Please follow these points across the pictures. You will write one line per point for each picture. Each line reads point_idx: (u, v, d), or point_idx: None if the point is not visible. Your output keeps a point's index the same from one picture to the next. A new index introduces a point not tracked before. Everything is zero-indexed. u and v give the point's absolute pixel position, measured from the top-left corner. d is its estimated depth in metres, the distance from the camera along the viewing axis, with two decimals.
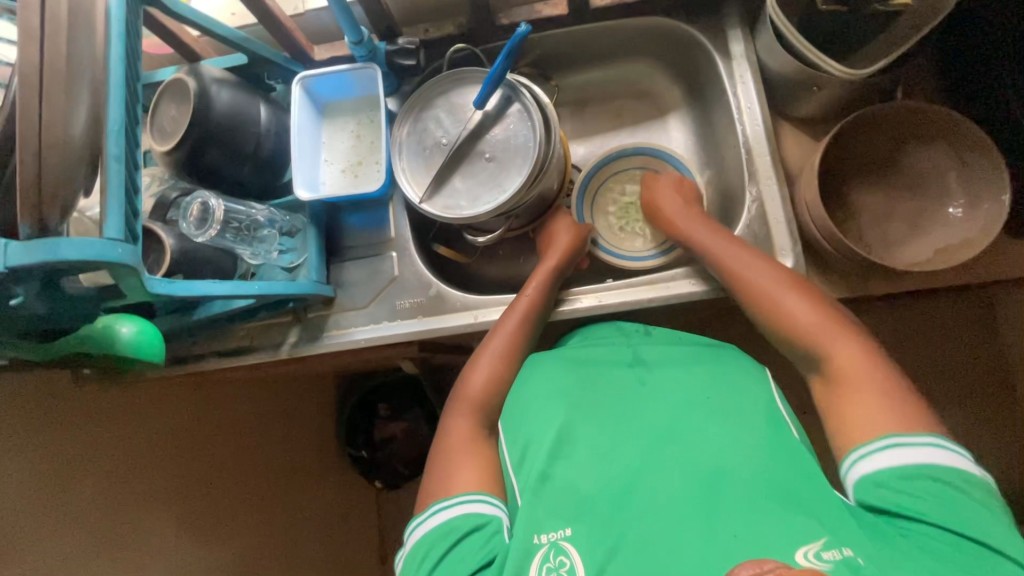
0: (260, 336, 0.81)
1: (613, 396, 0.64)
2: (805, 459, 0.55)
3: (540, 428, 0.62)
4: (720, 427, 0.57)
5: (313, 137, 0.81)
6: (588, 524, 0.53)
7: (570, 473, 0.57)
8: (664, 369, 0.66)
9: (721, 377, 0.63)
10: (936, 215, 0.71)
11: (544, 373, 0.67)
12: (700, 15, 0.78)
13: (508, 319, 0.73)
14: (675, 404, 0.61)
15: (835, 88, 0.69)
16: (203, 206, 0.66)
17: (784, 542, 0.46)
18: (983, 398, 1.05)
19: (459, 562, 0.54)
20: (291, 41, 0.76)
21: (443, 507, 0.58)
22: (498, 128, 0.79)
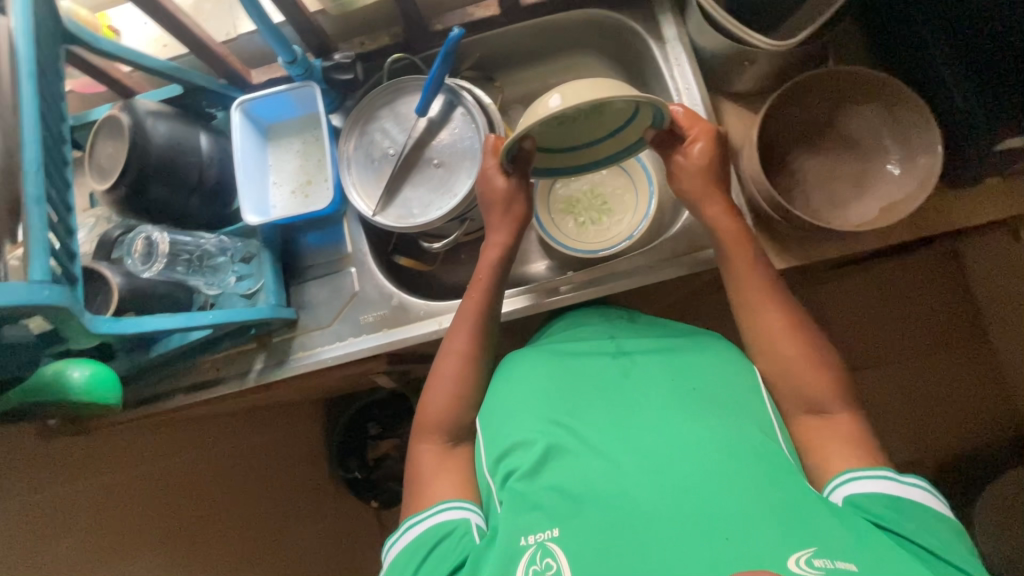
0: (225, 366, 0.79)
1: (595, 386, 0.65)
2: (781, 455, 0.55)
3: (524, 435, 0.61)
4: (715, 415, 0.58)
5: (259, 160, 0.80)
6: (578, 523, 0.51)
7: (558, 475, 0.56)
8: (648, 359, 0.67)
9: (706, 364, 0.65)
10: (876, 174, 0.73)
11: (526, 378, 0.67)
12: (632, 5, 0.80)
13: (459, 334, 0.70)
14: (661, 394, 0.62)
15: (767, 61, 0.70)
16: (146, 240, 0.66)
17: (777, 547, 0.45)
18: (958, 346, 1.08)
19: (435, 566, 0.55)
20: (225, 67, 0.75)
21: (418, 521, 0.60)
22: (443, 133, 0.79)
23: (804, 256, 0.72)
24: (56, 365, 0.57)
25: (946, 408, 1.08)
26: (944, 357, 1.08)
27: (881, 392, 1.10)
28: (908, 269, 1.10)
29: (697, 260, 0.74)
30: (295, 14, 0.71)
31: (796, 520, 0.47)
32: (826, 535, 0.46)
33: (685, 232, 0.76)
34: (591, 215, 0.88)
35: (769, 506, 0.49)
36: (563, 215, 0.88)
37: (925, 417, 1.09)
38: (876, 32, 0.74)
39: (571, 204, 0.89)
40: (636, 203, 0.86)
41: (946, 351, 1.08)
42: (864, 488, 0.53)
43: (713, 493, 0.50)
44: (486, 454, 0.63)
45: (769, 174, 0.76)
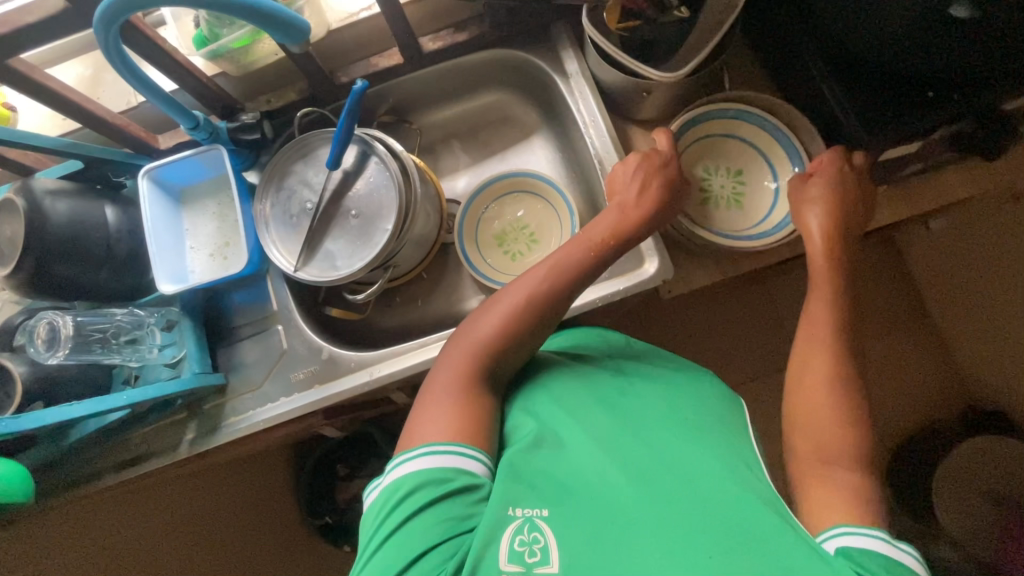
0: (155, 440, 0.77)
1: (597, 392, 0.64)
2: (754, 476, 0.53)
3: (527, 420, 0.62)
4: (702, 443, 0.56)
5: (175, 226, 0.79)
6: (567, 509, 0.51)
7: (555, 464, 0.56)
8: (644, 382, 0.67)
9: (688, 398, 0.64)
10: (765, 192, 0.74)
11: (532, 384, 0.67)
12: (533, 44, 0.82)
13: (494, 312, 0.65)
14: (660, 414, 0.61)
15: (662, 91, 0.73)
16: (50, 326, 0.63)
17: (750, 565, 0.44)
18: (902, 327, 1.12)
19: (429, 522, 0.51)
20: (128, 136, 0.74)
21: (429, 453, 0.55)
22: (360, 182, 0.79)
23: (722, 272, 0.74)
24: None
25: (899, 387, 1.12)
26: (892, 340, 1.12)
27: None
28: None
29: (618, 285, 0.74)
30: (192, 82, 0.71)
31: (757, 532, 0.46)
32: (786, 555, 0.45)
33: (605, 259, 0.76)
34: (520, 247, 0.89)
35: (737, 521, 0.48)
36: (491, 247, 0.89)
37: (881, 400, 1.12)
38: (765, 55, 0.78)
39: (500, 234, 0.89)
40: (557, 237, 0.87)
41: (890, 335, 1.12)
42: (861, 543, 0.47)
43: (704, 503, 0.50)
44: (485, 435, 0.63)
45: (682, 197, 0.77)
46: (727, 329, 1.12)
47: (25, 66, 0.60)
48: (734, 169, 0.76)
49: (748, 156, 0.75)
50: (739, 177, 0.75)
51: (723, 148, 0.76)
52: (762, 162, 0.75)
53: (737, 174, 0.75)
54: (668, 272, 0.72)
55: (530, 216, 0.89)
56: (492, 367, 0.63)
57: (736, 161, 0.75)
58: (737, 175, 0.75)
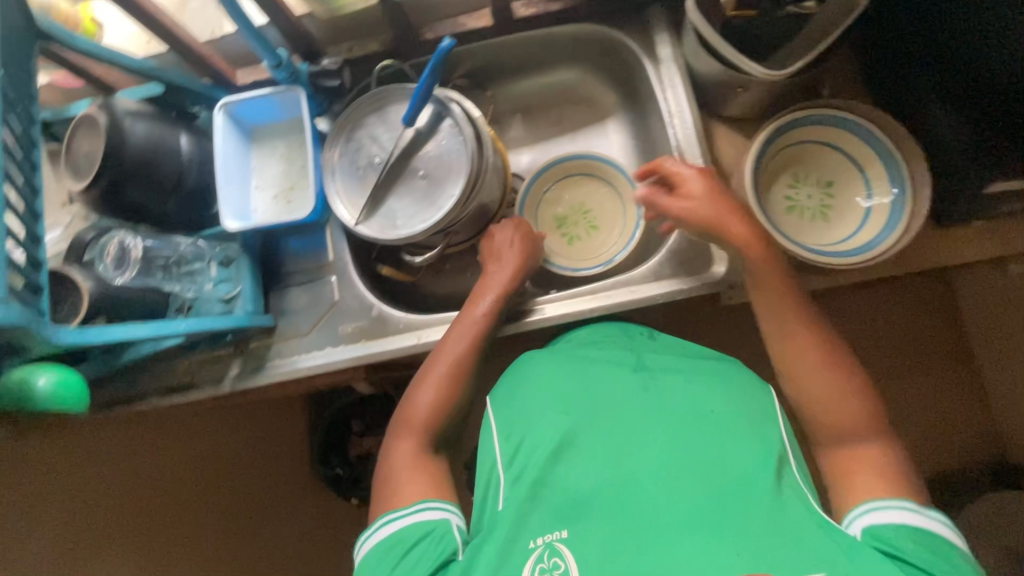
0: (200, 371, 0.79)
1: (610, 390, 0.61)
2: (789, 473, 0.53)
3: (538, 420, 0.60)
4: (723, 439, 0.54)
5: (243, 163, 0.79)
6: (583, 527, 0.52)
7: (569, 472, 0.55)
8: (667, 371, 0.63)
9: (721, 383, 0.61)
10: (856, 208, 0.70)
11: (544, 377, 0.64)
12: (627, 22, 0.78)
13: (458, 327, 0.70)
14: (677, 411, 0.57)
15: (759, 89, 0.69)
16: (119, 245, 0.67)
17: (787, 567, 0.45)
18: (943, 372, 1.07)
19: (415, 567, 0.56)
20: (209, 67, 0.74)
21: (403, 513, 0.60)
22: (430, 144, 0.78)
23: (788, 286, 0.72)
24: (21, 371, 0.57)
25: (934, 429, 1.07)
26: (932, 380, 1.07)
27: None
28: (896, 293, 1.09)
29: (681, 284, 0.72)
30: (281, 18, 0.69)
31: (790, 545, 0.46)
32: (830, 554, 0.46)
33: (671, 256, 0.74)
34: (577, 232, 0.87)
35: (778, 525, 0.48)
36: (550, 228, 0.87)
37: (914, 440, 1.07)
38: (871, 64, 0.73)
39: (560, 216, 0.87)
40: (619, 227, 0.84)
41: (931, 376, 1.07)
42: (887, 519, 0.51)
43: (729, 503, 0.50)
44: (498, 446, 0.61)
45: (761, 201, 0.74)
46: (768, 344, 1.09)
47: None
48: (825, 181, 0.72)
49: (841, 167, 0.71)
50: (829, 189, 0.72)
51: (812, 157, 0.72)
52: (855, 173, 0.70)
53: (827, 186, 0.72)
54: (735, 278, 0.70)
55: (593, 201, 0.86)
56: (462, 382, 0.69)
57: (828, 172, 0.72)
58: (827, 186, 0.72)
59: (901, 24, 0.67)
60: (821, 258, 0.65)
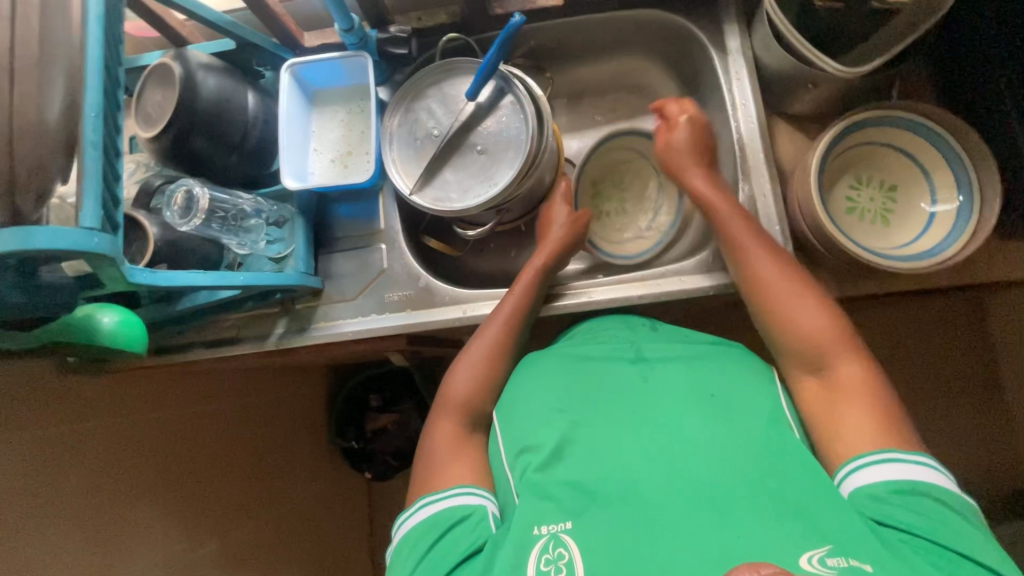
0: (246, 326, 0.80)
1: (611, 389, 0.64)
2: (809, 463, 0.54)
3: (543, 416, 0.62)
4: (720, 421, 0.58)
5: (304, 125, 0.79)
6: (589, 519, 0.52)
7: (572, 469, 0.57)
8: (665, 364, 0.66)
9: (728, 372, 0.64)
10: (917, 214, 0.69)
11: (552, 376, 0.67)
12: (698, 11, 0.78)
13: (504, 306, 0.73)
14: (675, 402, 0.60)
15: (831, 86, 0.68)
16: (187, 194, 0.65)
17: (788, 546, 0.46)
18: (971, 396, 1.05)
19: (451, 547, 0.56)
20: (280, 27, 0.74)
21: (438, 499, 0.60)
22: (490, 120, 0.78)
23: (840, 287, 0.71)
24: (86, 309, 0.57)
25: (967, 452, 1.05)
26: (966, 402, 1.05)
27: None
28: (933, 310, 1.07)
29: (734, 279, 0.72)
30: None
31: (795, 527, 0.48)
32: (828, 528, 0.48)
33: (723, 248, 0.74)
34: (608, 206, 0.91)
35: (776, 507, 0.50)
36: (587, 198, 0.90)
37: (942, 460, 1.05)
38: (945, 71, 0.72)
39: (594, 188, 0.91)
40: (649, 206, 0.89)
41: (960, 399, 1.05)
42: (873, 479, 0.53)
43: (728, 491, 0.51)
44: (504, 448, 0.63)
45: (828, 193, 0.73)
46: None
47: None
48: (887, 184, 0.72)
49: (906, 171, 0.70)
50: (891, 193, 0.72)
51: (879, 160, 0.71)
52: (921, 180, 0.70)
53: (888, 189, 0.72)
54: (789, 275, 0.70)
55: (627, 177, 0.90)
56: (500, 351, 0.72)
57: (891, 175, 0.71)
58: (889, 190, 0.72)
59: (983, 31, 0.66)
60: (882, 261, 0.64)
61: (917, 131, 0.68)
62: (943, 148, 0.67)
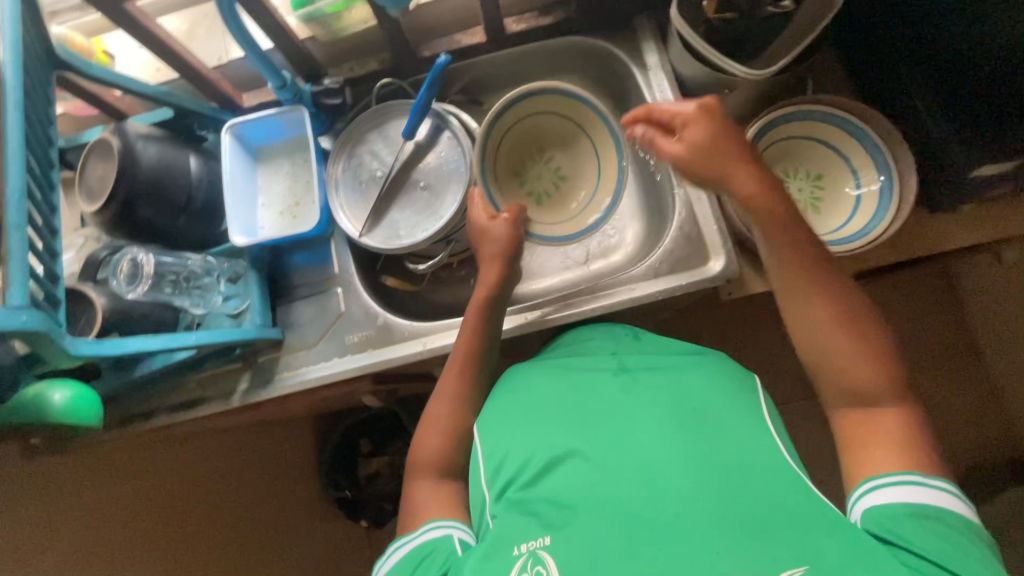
0: (210, 386, 0.80)
1: (596, 397, 0.63)
2: (789, 462, 0.54)
3: (529, 438, 0.61)
4: (710, 428, 0.57)
5: (249, 182, 0.81)
6: (568, 534, 0.52)
7: (555, 486, 0.56)
8: (651, 373, 0.66)
9: (710, 379, 0.64)
10: (843, 199, 0.72)
11: (536, 399, 0.66)
12: (616, 33, 0.82)
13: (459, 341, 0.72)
14: (662, 404, 0.60)
15: (745, 88, 0.71)
16: (132, 262, 0.68)
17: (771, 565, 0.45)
18: (949, 366, 1.07)
19: None
20: (217, 91, 0.77)
21: (406, 541, 0.61)
22: (431, 156, 0.80)
23: None
24: (37, 386, 0.57)
25: (952, 423, 1.06)
26: (941, 375, 1.07)
27: None
28: (901, 286, 1.09)
29: (682, 280, 0.73)
30: (285, 43, 0.73)
31: (785, 533, 0.47)
32: (814, 543, 0.46)
33: (668, 254, 0.75)
34: (544, 188, 0.87)
35: (759, 524, 0.48)
36: (508, 184, 0.85)
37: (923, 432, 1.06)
38: (853, 61, 0.76)
39: (522, 172, 0.86)
40: (608, 190, 0.84)
41: (938, 370, 1.07)
42: (883, 494, 0.51)
43: (718, 505, 0.50)
44: (482, 465, 0.63)
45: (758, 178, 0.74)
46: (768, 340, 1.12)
47: (138, 12, 0.63)
48: (814, 173, 0.74)
49: (829, 160, 0.73)
50: (818, 182, 0.74)
51: (803, 152, 0.74)
52: (843, 166, 0.73)
53: (815, 177, 0.74)
54: (733, 271, 0.72)
55: (558, 152, 0.86)
56: (465, 383, 0.71)
57: (815, 165, 0.74)
58: (817, 179, 0.74)
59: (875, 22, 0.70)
60: None
61: (838, 113, 0.71)
62: (858, 134, 0.70)
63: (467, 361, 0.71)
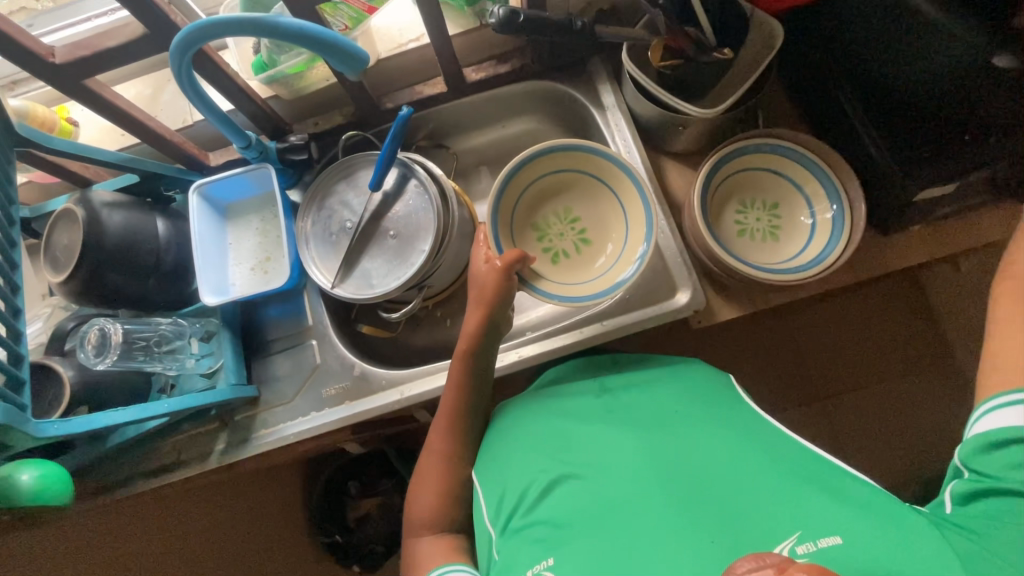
0: (186, 449, 0.78)
1: (581, 418, 0.65)
2: (777, 450, 0.56)
3: (521, 464, 0.62)
4: (693, 432, 0.59)
5: (218, 240, 0.81)
6: (569, 551, 0.52)
7: (552, 508, 0.57)
8: (631, 392, 0.67)
9: (689, 386, 0.66)
10: (797, 226, 0.75)
11: (521, 434, 0.66)
12: (574, 76, 0.85)
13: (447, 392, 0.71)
14: (643, 419, 0.63)
15: (698, 125, 0.74)
16: (100, 333, 0.66)
17: (764, 538, 0.48)
18: (927, 369, 1.09)
19: None
20: (182, 153, 0.78)
21: None
22: (399, 204, 0.81)
23: (752, 305, 0.75)
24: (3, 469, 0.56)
25: (935, 427, 1.08)
26: (920, 381, 1.09)
27: (864, 419, 1.11)
28: (874, 295, 1.12)
29: (651, 315, 0.75)
30: (248, 104, 0.74)
31: (774, 520, 0.49)
32: (813, 509, 0.49)
33: (636, 288, 0.77)
34: (564, 246, 0.80)
35: (746, 507, 0.51)
36: (522, 233, 0.80)
37: (909, 439, 1.08)
38: (799, 93, 0.79)
39: (539, 227, 0.81)
40: (638, 239, 0.76)
41: (916, 375, 1.09)
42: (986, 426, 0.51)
43: (705, 505, 0.52)
44: (483, 504, 0.63)
45: (719, 209, 0.77)
46: (746, 359, 1.14)
47: (97, 86, 0.64)
48: (770, 203, 0.77)
49: (784, 190, 0.76)
50: (774, 211, 0.76)
51: (759, 183, 0.77)
52: (798, 195, 0.75)
53: (772, 208, 0.77)
54: (700, 302, 0.74)
55: (584, 211, 0.81)
56: (446, 434, 0.70)
57: (771, 195, 0.77)
58: (773, 208, 0.77)
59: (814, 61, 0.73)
60: (768, 277, 0.69)
61: (789, 146, 0.74)
62: (808, 165, 0.73)
63: (452, 407, 0.71)
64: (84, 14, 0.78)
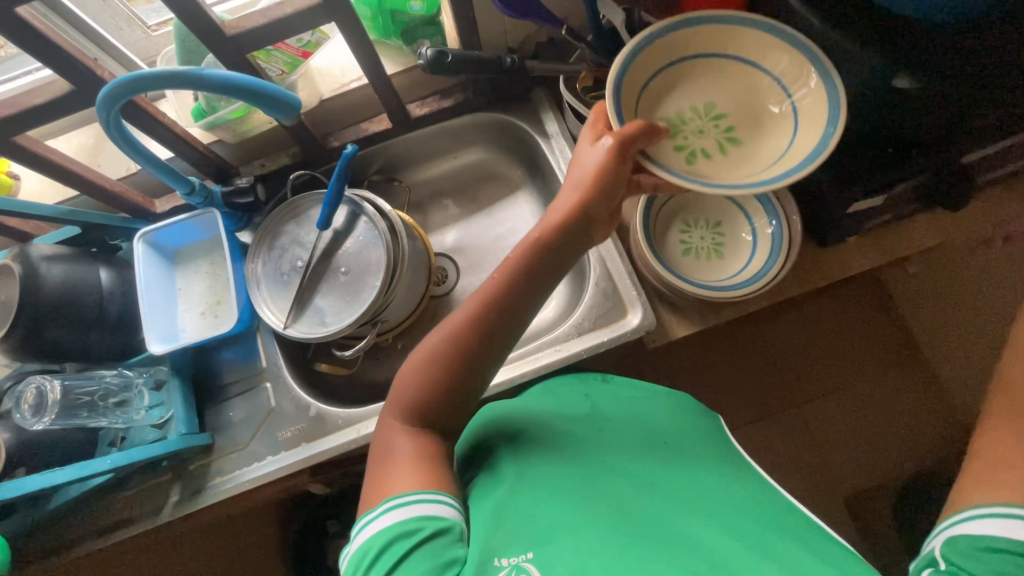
0: (136, 505, 0.75)
1: (573, 431, 0.62)
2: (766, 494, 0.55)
3: (505, 463, 0.58)
4: (686, 463, 0.57)
5: (166, 286, 0.80)
6: (553, 550, 0.47)
7: (535, 503, 0.52)
8: (619, 413, 0.65)
9: (683, 419, 0.65)
10: (740, 243, 0.77)
11: (505, 439, 0.62)
12: (517, 107, 0.87)
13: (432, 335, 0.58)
14: (636, 440, 0.61)
15: None
16: (37, 392, 0.68)
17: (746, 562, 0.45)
18: (895, 370, 1.11)
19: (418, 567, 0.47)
20: (126, 202, 0.77)
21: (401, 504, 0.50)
22: (349, 241, 0.81)
23: (704, 322, 0.76)
24: None
25: (903, 429, 1.09)
26: (885, 380, 1.11)
27: (834, 424, 1.11)
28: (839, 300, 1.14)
29: (603, 337, 0.75)
30: (188, 150, 0.74)
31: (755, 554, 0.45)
32: (788, 555, 0.46)
33: (588, 311, 0.78)
34: (703, 144, 0.55)
35: (734, 533, 0.48)
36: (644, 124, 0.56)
37: (877, 442, 1.10)
38: None
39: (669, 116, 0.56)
40: (818, 97, 0.52)
41: (885, 377, 1.11)
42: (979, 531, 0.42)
43: (693, 523, 0.49)
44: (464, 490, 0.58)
45: (664, 230, 0.79)
46: (712, 372, 1.15)
47: (28, 141, 0.64)
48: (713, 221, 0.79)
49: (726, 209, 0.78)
50: (718, 229, 0.78)
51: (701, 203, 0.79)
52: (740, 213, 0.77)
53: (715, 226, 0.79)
54: (650, 322, 0.74)
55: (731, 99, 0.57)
56: None
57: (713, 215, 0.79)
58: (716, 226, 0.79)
59: None
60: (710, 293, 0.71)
61: None
62: None
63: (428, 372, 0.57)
64: (22, 71, 0.79)
